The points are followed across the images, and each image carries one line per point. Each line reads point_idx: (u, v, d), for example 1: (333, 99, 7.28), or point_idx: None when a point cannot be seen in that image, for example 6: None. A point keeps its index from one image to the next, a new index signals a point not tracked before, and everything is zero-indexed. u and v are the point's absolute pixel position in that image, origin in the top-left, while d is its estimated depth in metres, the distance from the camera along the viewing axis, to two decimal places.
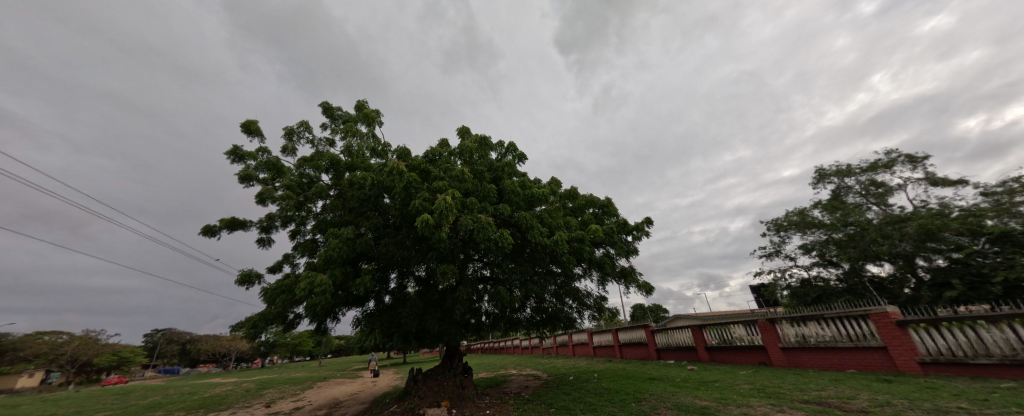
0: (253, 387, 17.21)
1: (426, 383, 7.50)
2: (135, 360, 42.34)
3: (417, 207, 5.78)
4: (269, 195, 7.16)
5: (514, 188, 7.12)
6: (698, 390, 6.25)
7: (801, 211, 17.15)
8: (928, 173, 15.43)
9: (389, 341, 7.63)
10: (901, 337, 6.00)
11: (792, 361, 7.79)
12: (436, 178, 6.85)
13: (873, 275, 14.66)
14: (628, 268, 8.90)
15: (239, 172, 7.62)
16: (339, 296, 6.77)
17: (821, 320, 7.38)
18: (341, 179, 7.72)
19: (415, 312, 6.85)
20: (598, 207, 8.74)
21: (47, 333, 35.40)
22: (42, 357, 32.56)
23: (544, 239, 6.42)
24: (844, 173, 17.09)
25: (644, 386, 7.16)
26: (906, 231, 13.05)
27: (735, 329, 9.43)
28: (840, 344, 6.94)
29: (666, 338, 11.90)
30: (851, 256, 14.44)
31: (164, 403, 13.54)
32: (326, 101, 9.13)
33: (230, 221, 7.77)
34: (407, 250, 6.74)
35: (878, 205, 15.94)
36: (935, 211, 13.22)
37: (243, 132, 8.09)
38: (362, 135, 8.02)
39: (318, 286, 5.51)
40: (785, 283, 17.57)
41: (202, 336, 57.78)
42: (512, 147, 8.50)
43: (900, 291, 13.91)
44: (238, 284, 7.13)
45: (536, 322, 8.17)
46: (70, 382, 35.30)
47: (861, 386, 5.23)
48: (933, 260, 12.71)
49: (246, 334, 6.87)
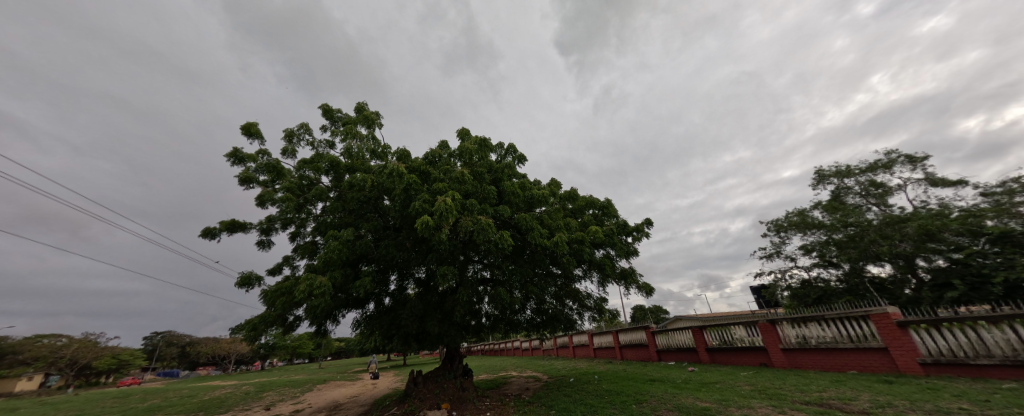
0: (253, 390, 17.19)
1: (427, 385, 7.49)
2: (135, 362, 42.27)
3: (417, 209, 5.78)
4: (269, 197, 7.16)
5: (514, 189, 7.13)
6: (699, 392, 6.23)
7: (802, 212, 17.14)
8: (928, 174, 15.42)
9: (389, 343, 7.61)
10: (902, 338, 5.99)
11: (792, 362, 7.77)
12: (436, 180, 6.86)
13: (873, 276, 14.63)
14: (628, 269, 8.88)
15: (238, 174, 7.63)
16: (339, 298, 6.75)
17: (822, 321, 7.37)
18: (341, 181, 7.72)
19: (415, 314, 6.85)
20: (598, 208, 8.75)
21: (47, 336, 35.39)
22: (41, 360, 32.52)
23: (544, 241, 6.41)
24: (843, 173, 17.09)
25: (645, 388, 7.13)
26: (906, 232, 13.04)
27: (736, 330, 9.41)
28: (841, 345, 6.92)
29: (667, 340, 11.86)
30: (851, 257, 14.41)
31: (164, 406, 13.50)
32: (326, 103, 9.14)
33: (230, 223, 7.78)
34: (407, 252, 6.73)
35: (878, 206, 15.93)
36: (935, 211, 13.20)
37: (243, 135, 8.10)
38: (362, 137, 8.04)
39: (317, 288, 5.50)
40: (786, 284, 17.55)
41: (203, 339, 57.71)
42: (512, 148, 8.50)
43: (900, 291, 13.86)
44: (238, 286, 7.14)
45: (536, 324, 8.14)
46: (69, 385, 35.16)
47: (862, 387, 5.22)
48: (933, 260, 12.69)
49: (245, 337, 6.86)
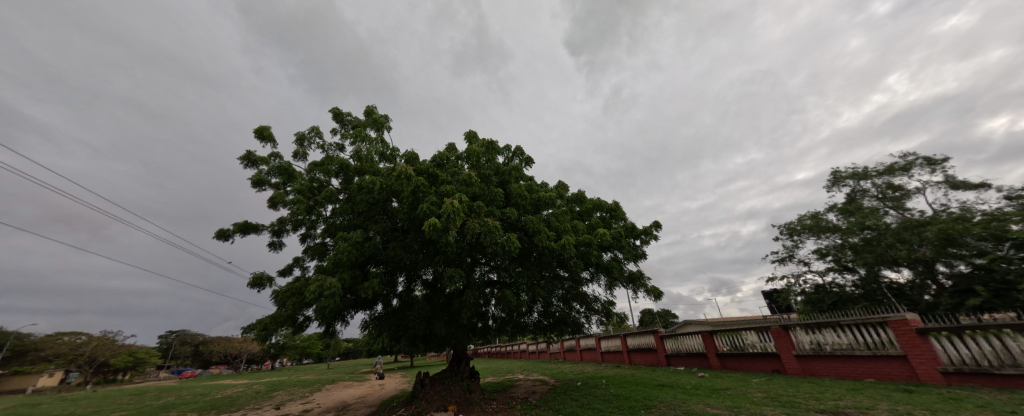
0: (263, 389, 17.37)
1: (434, 387, 7.56)
2: (150, 361, 43.16)
3: (425, 211, 5.83)
4: (280, 199, 7.30)
5: (521, 192, 7.17)
6: (710, 398, 6.13)
7: (816, 215, 16.77)
8: (947, 176, 14.97)
9: (397, 345, 7.68)
10: (922, 345, 5.77)
11: (806, 369, 7.59)
12: (444, 182, 6.93)
13: (891, 281, 14.21)
14: (636, 273, 8.81)
15: (251, 177, 7.83)
16: (348, 299, 6.82)
17: (837, 327, 7.17)
18: (350, 184, 7.83)
19: (422, 316, 6.92)
20: (605, 211, 8.80)
21: (68, 334, 36.68)
22: (62, 357, 33.45)
23: (551, 243, 6.40)
24: (860, 175, 16.67)
25: (654, 393, 7.04)
26: (925, 236, 12.63)
27: (747, 335, 9.25)
28: (857, 352, 6.73)
29: (676, 344, 11.69)
30: (868, 262, 14.03)
31: (178, 404, 13.74)
32: (337, 107, 9.30)
33: (243, 225, 7.97)
34: (414, 254, 6.79)
35: (895, 209, 15.48)
36: (956, 215, 12.78)
37: (256, 138, 8.31)
38: (371, 139, 8.16)
39: (327, 289, 5.56)
40: (799, 289, 17.15)
41: (216, 338, 58.97)
42: (519, 151, 8.52)
43: (919, 297, 13.42)
44: (250, 286, 7.30)
45: (544, 326, 8.09)
46: (87, 382, 36.08)
47: (880, 396, 5.06)
48: (954, 265, 12.28)
49: (256, 336, 6.98)
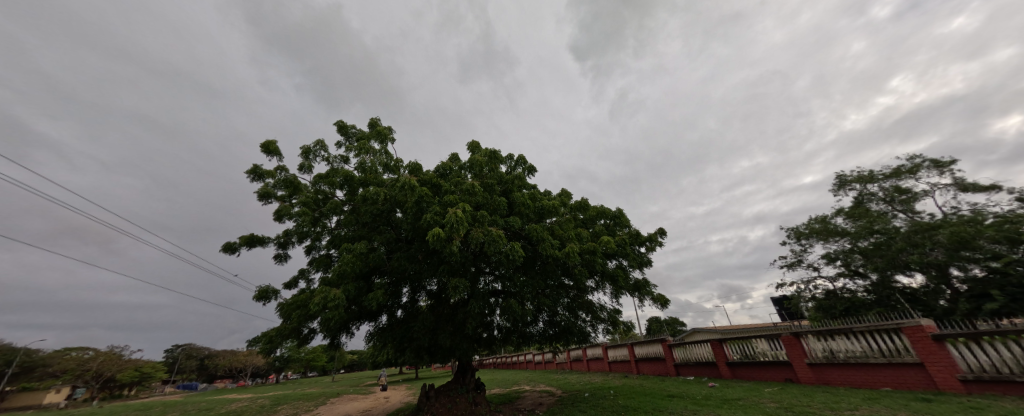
0: (269, 402, 17.23)
1: (439, 399, 7.45)
2: (157, 375, 42.97)
3: (429, 221, 5.85)
4: (285, 212, 7.38)
5: (525, 200, 7.24)
6: (721, 408, 5.99)
7: (824, 219, 16.53)
8: (956, 178, 14.80)
9: (401, 356, 7.62)
10: (939, 352, 5.62)
11: (820, 378, 7.40)
12: (447, 191, 7.03)
13: (904, 286, 13.88)
14: (642, 281, 8.70)
15: (257, 190, 7.95)
16: (352, 311, 6.83)
17: (850, 334, 7.02)
18: (355, 195, 7.92)
19: (426, 326, 6.89)
20: (609, 218, 8.77)
21: (75, 349, 36.87)
22: (69, 372, 33.48)
23: (555, 251, 6.36)
24: (866, 178, 16.51)
25: (664, 404, 6.87)
26: (937, 240, 12.37)
27: (757, 343, 9.06)
28: (872, 360, 6.55)
29: (686, 353, 11.43)
30: (879, 267, 13.74)
31: None
32: (341, 119, 9.44)
33: (250, 238, 8.06)
34: (418, 264, 6.81)
35: (905, 213, 15.27)
36: (968, 217, 12.59)
37: (264, 152, 8.47)
38: (375, 151, 8.26)
39: (331, 300, 5.57)
40: (809, 295, 16.86)
41: (221, 352, 59.00)
42: (522, 159, 8.59)
43: (935, 303, 13.09)
44: (256, 299, 7.33)
45: (548, 336, 8.04)
46: (93, 398, 36.04)
47: (898, 405, 4.92)
48: (968, 269, 12.01)
49: (261, 349, 6.97)
